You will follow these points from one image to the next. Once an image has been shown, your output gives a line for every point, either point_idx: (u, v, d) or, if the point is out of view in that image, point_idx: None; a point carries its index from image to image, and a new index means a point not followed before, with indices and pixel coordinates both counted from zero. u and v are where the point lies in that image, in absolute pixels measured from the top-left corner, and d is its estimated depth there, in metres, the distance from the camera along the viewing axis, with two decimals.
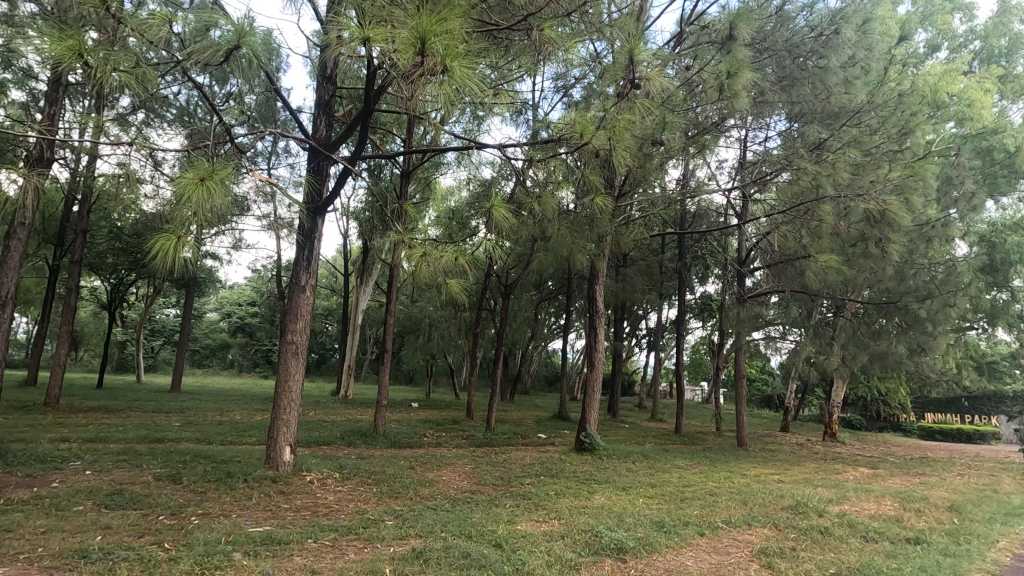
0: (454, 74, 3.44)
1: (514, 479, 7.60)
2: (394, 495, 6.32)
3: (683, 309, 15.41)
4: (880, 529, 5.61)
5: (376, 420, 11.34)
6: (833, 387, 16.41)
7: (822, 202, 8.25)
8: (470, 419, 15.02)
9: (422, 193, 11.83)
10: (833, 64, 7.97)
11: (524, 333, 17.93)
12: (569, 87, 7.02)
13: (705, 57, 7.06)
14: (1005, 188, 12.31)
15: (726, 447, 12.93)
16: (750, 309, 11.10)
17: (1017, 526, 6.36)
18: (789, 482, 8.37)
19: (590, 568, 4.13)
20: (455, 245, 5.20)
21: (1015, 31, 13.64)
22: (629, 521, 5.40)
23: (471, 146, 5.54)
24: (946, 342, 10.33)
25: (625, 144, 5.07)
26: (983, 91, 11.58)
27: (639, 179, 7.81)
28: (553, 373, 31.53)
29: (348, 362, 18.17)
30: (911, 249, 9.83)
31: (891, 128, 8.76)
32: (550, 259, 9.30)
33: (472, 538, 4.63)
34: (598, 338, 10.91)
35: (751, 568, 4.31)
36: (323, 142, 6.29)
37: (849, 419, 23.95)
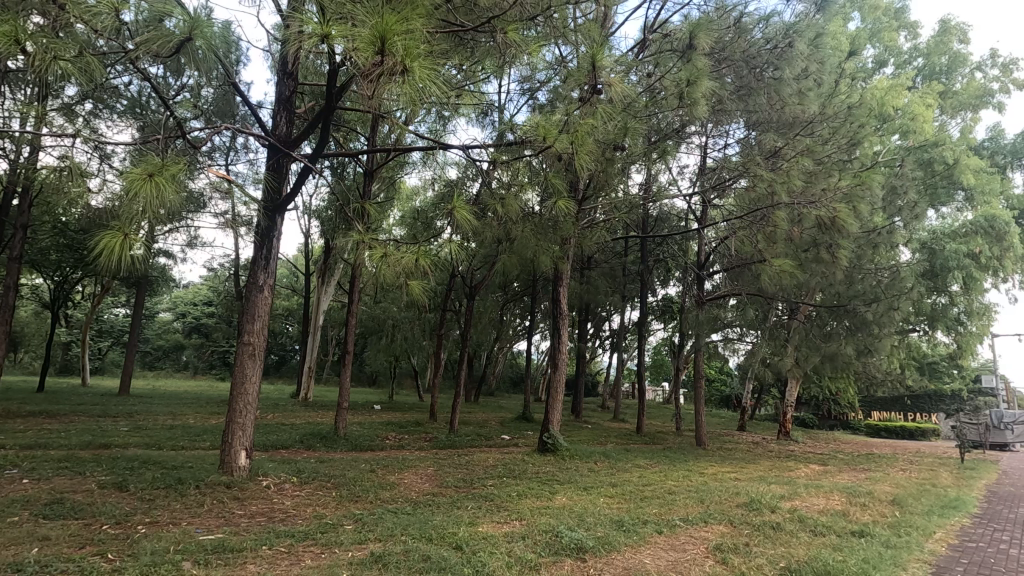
0: (415, 75, 3.42)
1: (477, 481, 7.58)
2: (354, 499, 6.22)
3: (646, 311, 15.67)
4: (828, 523, 5.84)
5: (336, 422, 11.11)
6: (787, 386, 16.99)
7: (777, 208, 8.53)
8: (434, 421, 14.89)
9: (386, 192, 11.67)
10: (787, 76, 8.24)
11: (488, 334, 17.94)
12: (535, 88, 7.01)
13: (666, 65, 7.07)
14: (945, 198, 13.01)
15: (685, 446, 13.18)
16: (708, 311, 11.38)
17: (953, 518, 6.72)
18: (744, 479, 8.65)
19: (549, 568, 4.15)
20: (419, 245, 5.15)
21: (954, 50, 14.47)
22: (589, 521, 5.46)
23: (436, 146, 5.55)
24: (890, 343, 10.82)
25: (588, 149, 5.15)
26: (925, 107, 12.22)
27: (602, 183, 7.91)
28: (517, 374, 31.61)
29: (308, 363, 17.78)
30: (858, 255, 10.28)
31: (841, 138, 9.17)
32: (514, 260, 9.31)
33: (432, 541, 4.60)
34: (562, 339, 11.02)
35: (707, 564, 4.41)
36: (284, 140, 6.14)
37: (803, 418, 24.84)
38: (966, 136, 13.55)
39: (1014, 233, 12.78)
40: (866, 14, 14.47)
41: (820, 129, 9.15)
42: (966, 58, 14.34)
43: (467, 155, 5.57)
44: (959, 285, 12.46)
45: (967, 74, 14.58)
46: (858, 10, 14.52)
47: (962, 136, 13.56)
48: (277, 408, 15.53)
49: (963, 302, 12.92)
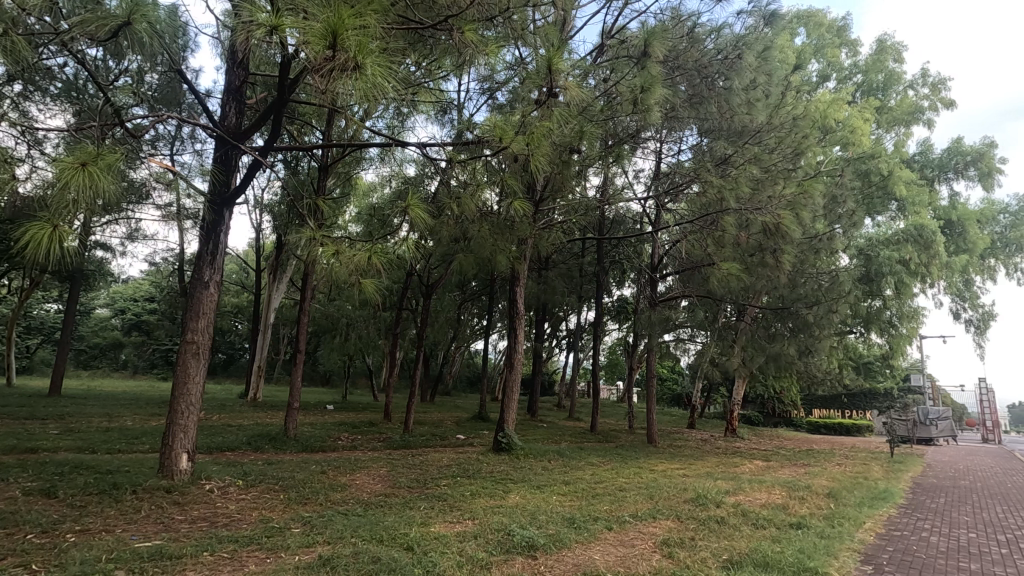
0: (368, 71, 3.40)
1: (430, 481, 7.52)
2: (302, 502, 6.07)
3: (601, 312, 15.90)
4: (768, 516, 6.11)
5: (286, 423, 10.78)
6: (735, 385, 17.63)
7: (726, 214, 8.88)
8: (388, 421, 14.69)
9: (341, 188, 11.43)
10: (736, 86, 8.53)
11: (445, 333, 17.86)
12: (494, 87, 7.00)
13: (622, 70, 7.28)
14: (880, 207, 13.79)
15: (637, 443, 13.48)
16: (660, 312, 11.71)
17: (881, 508, 7.15)
18: (692, 475, 8.91)
19: (500, 567, 4.17)
20: (373, 244, 5.09)
21: (890, 68, 15.37)
22: (541, 519, 5.52)
23: (393, 143, 5.51)
24: (829, 344, 11.36)
25: (543, 151, 5.21)
26: (863, 121, 12.95)
27: (559, 185, 8.00)
28: (474, 374, 31.55)
29: (257, 362, 17.20)
30: (801, 260, 10.79)
31: (787, 148, 9.56)
32: (471, 259, 9.31)
33: (383, 542, 4.55)
34: (519, 339, 11.09)
35: (653, 559, 4.54)
36: (232, 131, 5.93)
37: (748, 416, 25.81)
38: (898, 150, 14.41)
39: (940, 242, 13.65)
40: (810, 31, 15.16)
41: (767, 138, 9.52)
42: (900, 77, 15.25)
43: (424, 153, 5.57)
44: (891, 290, 13.26)
45: (900, 91, 15.50)
46: (803, 26, 15.19)
47: (896, 150, 14.43)
48: (223, 409, 14.97)
49: (895, 305, 13.74)
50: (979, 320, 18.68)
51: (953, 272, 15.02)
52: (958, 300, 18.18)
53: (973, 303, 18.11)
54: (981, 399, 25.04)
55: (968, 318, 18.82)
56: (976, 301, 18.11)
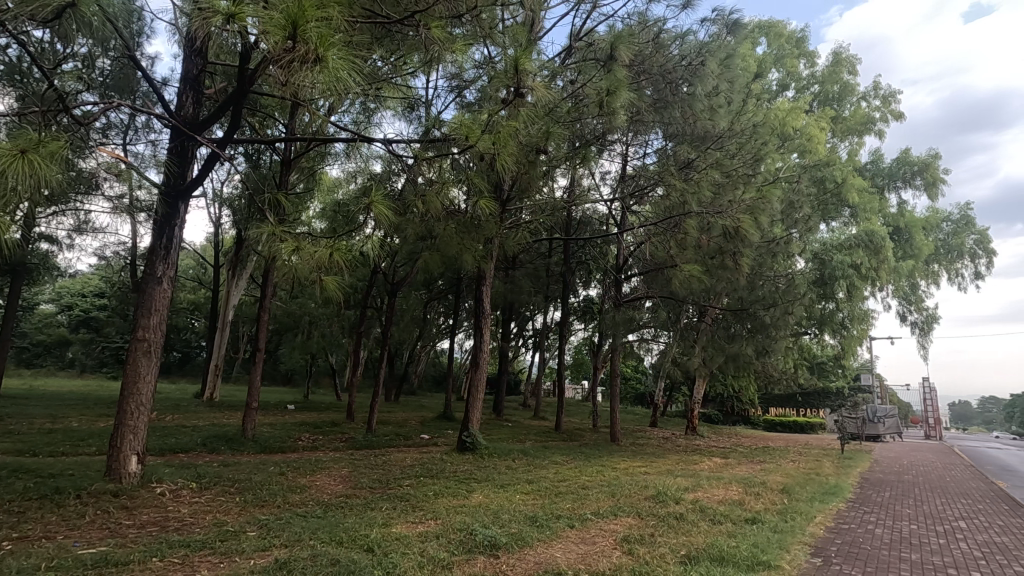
0: (329, 64, 3.36)
1: (393, 481, 7.44)
2: (259, 504, 5.91)
3: (567, 312, 16.01)
4: (725, 512, 6.28)
5: (244, 423, 10.49)
6: (695, 385, 18.06)
7: (688, 217, 9.02)
8: (351, 420, 14.50)
9: (306, 184, 11.19)
10: (699, 92, 8.72)
11: (410, 332, 17.71)
12: (462, 85, 6.95)
13: (588, 72, 7.37)
14: (834, 213, 14.33)
15: (600, 442, 13.66)
16: (624, 312, 11.93)
17: (831, 502, 7.46)
18: (653, 473, 9.08)
19: (462, 566, 4.15)
20: (336, 240, 5.00)
21: (845, 80, 15.99)
22: (504, 517, 5.54)
23: (358, 139, 5.46)
24: (785, 345, 11.72)
25: (509, 151, 5.23)
26: (819, 130, 13.46)
27: (526, 185, 8.02)
28: (440, 374, 31.35)
29: (214, 361, 16.67)
30: (759, 263, 11.11)
31: (747, 154, 9.83)
32: (437, 258, 9.26)
33: (343, 545, 4.47)
34: (484, 338, 11.10)
35: (614, 555, 4.61)
36: (189, 122, 5.73)
37: (708, 414, 26.46)
38: (851, 158, 15.03)
39: (889, 248, 14.29)
40: (771, 41, 15.64)
41: (729, 144, 9.77)
42: (853, 88, 15.89)
43: (389, 149, 5.55)
44: (843, 293, 13.82)
45: (854, 102, 16.16)
46: (764, 36, 15.67)
47: (849, 158, 15.05)
48: (177, 409, 14.48)
49: (847, 308, 14.31)
50: (924, 323, 19.64)
51: (899, 277, 15.74)
52: (904, 303, 19.08)
53: (918, 306, 19.04)
54: (924, 398, 26.36)
55: (914, 320, 19.76)
56: (921, 304, 19.05)
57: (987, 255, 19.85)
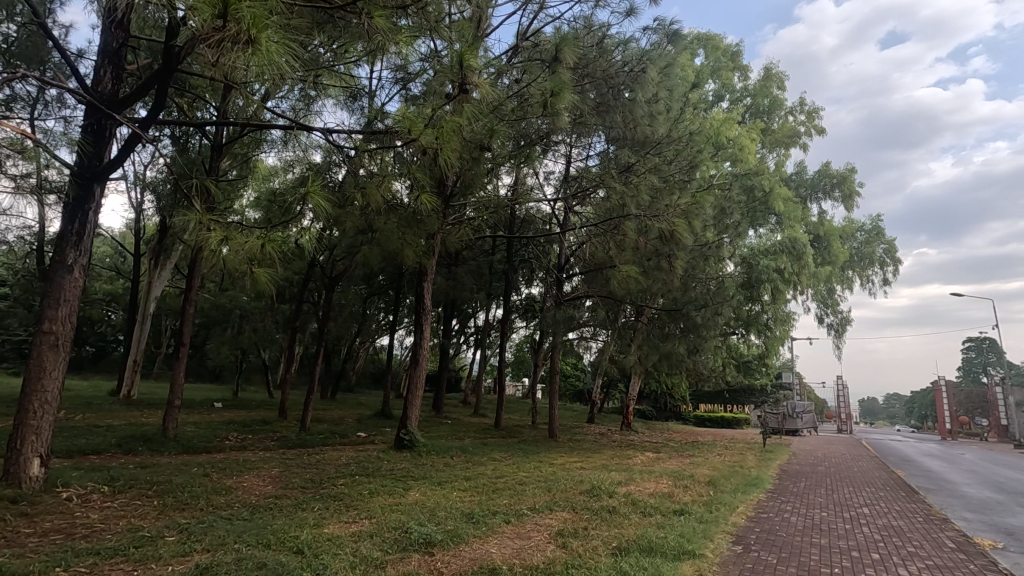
0: (263, 47, 3.24)
1: (326, 480, 7.24)
2: (180, 507, 5.61)
3: (509, 310, 16.09)
4: (655, 504, 6.52)
5: (165, 421, 9.88)
6: (631, 382, 18.60)
7: (626, 219, 9.36)
8: (283, 419, 13.96)
9: (238, 171, 10.66)
10: (640, 98, 8.95)
11: (348, 328, 17.26)
12: (406, 77, 6.82)
13: (533, 73, 7.44)
14: (762, 220, 15.13)
15: (538, 438, 13.84)
16: (564, 311, 12.14)
17: (752, 493, 7.91)
18: (589, 468, 9.30)
19: (395, 565, 4.10)
20: (269, 232, 4.81)
21: (774, 94, 16.92)
22: (440, 515, 5.51)
23: (296, 127, 5.30)
24: (714, 344, 12.27)
25: (453, 146, 5.22)
26: (750, 141, 14.20)
27: (469, 182, 7.99)
28: (379, 371, 30.74)
29: (132, 356, 15.59)
30: (692, 265, 11.55)
31: (683, 160, 10.19)
32: (376, 252, 9.07)
33: (270, 547, 4.30)
34: (424, 334, 10.99)
35: (548, 549, 4.70)
36: (106, 99, 5.31)
37: (643, 411, 27.39)
38: (778, 169, 15.95)
39: (810, 254, 15.27)
40: (709, 53, 16.32)
41: (666, 150, 10.11)
42: (782, 103, 16.85)
43: (329, 139, 5.47)
44: (768, 296, 14.63)
45: (781, 116, 17.17)
46: (703, 48, 16.35)
47: (777, 168, 15.96)
48: (88, 407, 13.45)
49: (771, 310, 15.13)
50: (838, 325, 21.12)
51: (818, 281, 16.86)
52: (822, 306, 20.44)
53: (833, 309, 20.46)
54: (838, 394, 28.38)
55: (830, 322, 21.22)
56: (836, 307, 20.46)
57: (894, 263, 21.58)
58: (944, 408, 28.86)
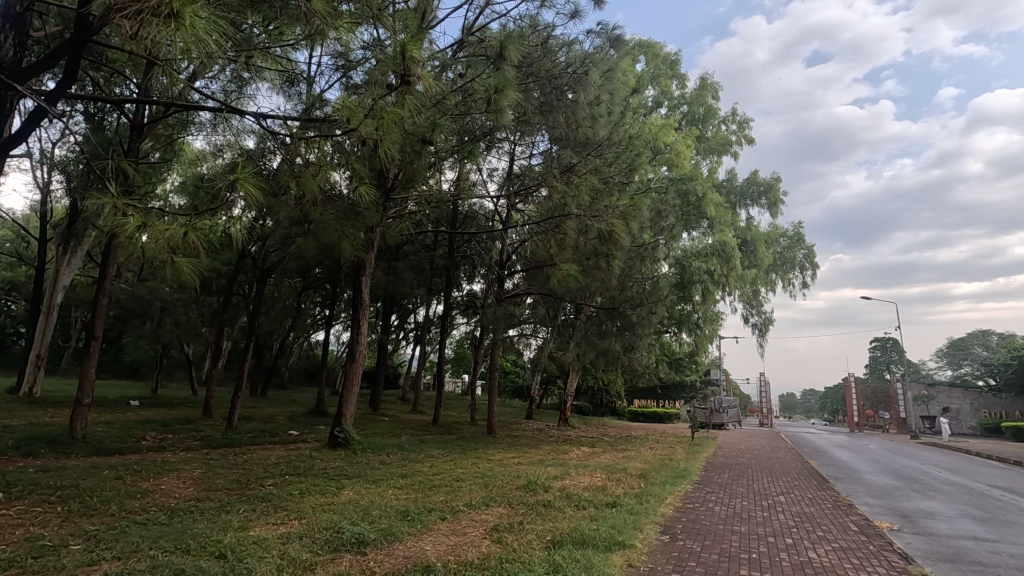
0: (188, 20, 3.05)
1: (253, 481, 6.93)
2: (87, 513, 5.20)
3: (449, 306, 15.97)
4: (588, 497, 6.68)
5: (72, 421, 9.13)
6: (568, 378, 18.92)
7: (567, 219, 9.48)
8: (208, 417, 13.24)
9: (162, 153, 9.97)
10: (582, 100, 9.10)
11: (281, 322, 16.58)
12: (347, 64, 6.57)
13: (477, 68, 7.40)
14: (695, 223, 15.78)
15: (476, 435, 13.82)
16: (505, 307, 12.17)
17: (680, 485, 8.27)
18: (526, 463, 9.40)
19: (326, 566, 3.98)
20: (194, 220, 4.54)
21: (709, 104, 17.66)
22: (374, 513, 5.41)
23: (226, 109, 5.03)
24: (648, 342, 12.72)
25: (393, 138, 5.11)
26: (686, 147, 14.77)
27: (411, 175, 7.83)
28: (313, 366, 29.72)
29: (36, 350, 14.29)
30: (629, 265, 11.83)
31: (622, 163, 10.44)
32: (312, 244, 8.74)
33: (189, 553, 4.07)
34: (361, 330, 10.72)
35: (482, 544, 4.71)
36: (8, 67, 4.80)
37: (580, 407, 27.98)
38: (710, 175, 16.68)
39: (737, 257, 16.07)
40: (649, 60, 16.83)
41: (607, 152, 10.31)
42: (716, 112, 17.60)
43: (262, 125, 5.21)
44: (699, 296, 15.29)
45: (715, 124, 17.95)
46: (643, 54, 16.84)
47: (710, 174, 16.69)
48: None
49: (701, 310, 15.81)
50: (762, 325, 22.38)
51: (745, 283, 17.78)
52: (748, 307, 21.59)
53: (758, 310, 21.65)
54: (760, 390, 30.12)
55: (754, 322, 22.44)
56: (761, 308, 21.67)
57: (812, 267, 23.07)
58: (853, 403, 31.23)
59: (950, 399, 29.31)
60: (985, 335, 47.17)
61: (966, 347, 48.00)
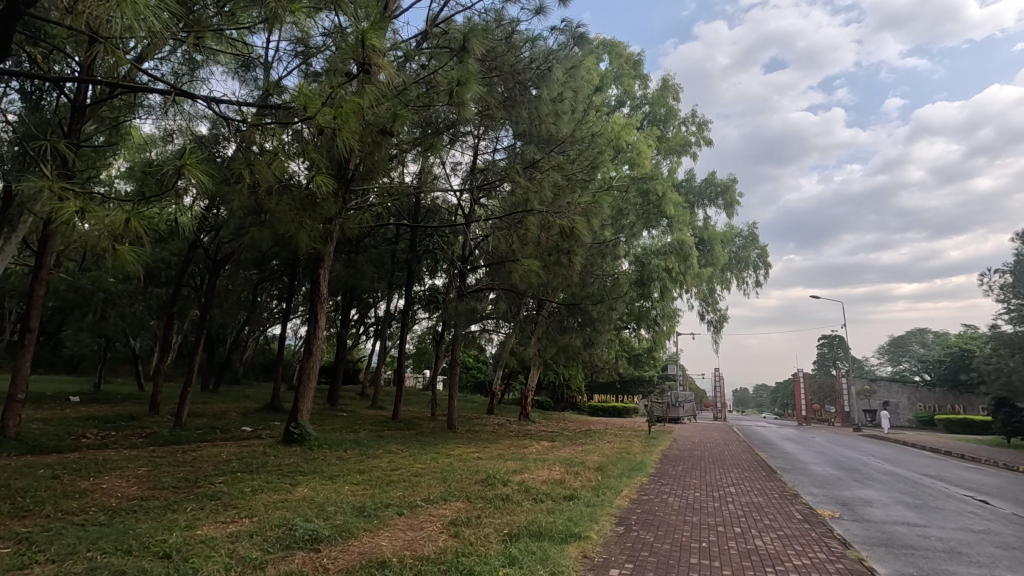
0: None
1: (201, 479, 6.70)
2: (19, 515, 4.91)
3: (411, 300, 15.81)
4: (546, 491, 6.75)
5: (4, 419, 8.59)
6: (529, 373, 19.01)
7: (530, 215, 9.48)
8: (155, 414, 12.71)
9: (107, 137, 9.48)
10: (545, 96, 9.17)
11: (235, 315, 16.06)
12: (306, 50, 6.32)
13: (440, 60, 7.32)
14: (655, 223, 16.04)
15: (437, 430, 13.75)
16: (467, 302, 12.14)
17: (636, 477, 8.46)
18: (486, 458, 9.42)
19: (276, 564, 3.88)
20: (139, 206, 4.33)
21: (670, 105, 18.02)
22: (329, 510, 5.32)
23: (175, 92, 4.83)
24: (607, 338, 12.93)
25: (352, 128, 4.99)
26: (647, 147, 15.03)
27: (372, 167, 7.69)
28: (269, 361, 28.91)
29: None
30: (591, 263, 11.94)
31: (585, 161, 10.55)
32: (268, 235, 8.50)
33: (130, 554, 3.90)
34: (319, 324, 10.48)
35: (440, 539, 4.70)
36: None
37: (541, 402, 28.23)
38: (670, 175, 17.04)
39: (695, 256, 16.47)
40: (613, 59, 17.01)
41: (570, 150, 10.44)
42: (676, 113, 17.98)
43: (215, 110, 5.01)
44: (657, 293, 15.65)
45: (675, 125, 18.32)
46: (607, 54, 17.01)
47: (669, 174, 17.05)
48: None
49: (660, 307, 16.17)
50: (717, 322, 23.04)
51: (701, 281, 18.27)
52: (704, 304, 22.20)
53: (713, 307, 22.28)
54: (715, 385, 31.05)
55: (710, 319, 23.09)
56: (716, 306, 22.30)
57: (765, 267, 23.88)
58: (801, 398, 32.59)
59: (890, 393, 30.54)
60: (921, 332, 50.11)
61: (905, 344, 50.73)
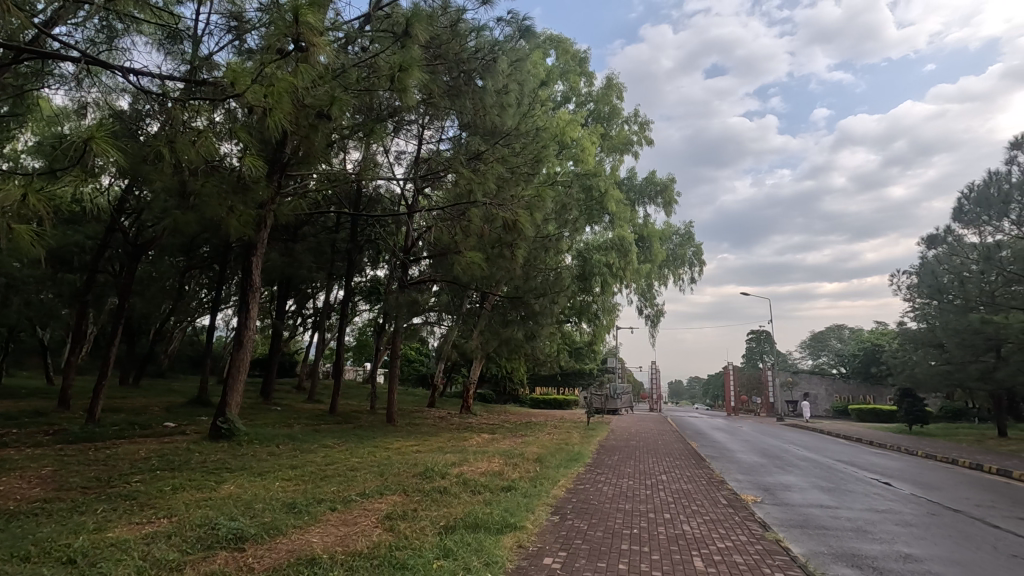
0: None
1: (116, 478, 6.26)
2: None
3: (350, 290, 15.37)
4: (484, 482, 6.76)
5: None
6: (472, 366, 18.94)
7: (473, 206, 9.53)
8: (65, 410, 11.76)
9: (10, 106, 8.60)
10: (490, 87, 9.07)
11: (159, 305, 15.07)
12: (239, 25, 5.95)
13: (381, 45, 7.07)
14: (597, 219, 16.25)
15: (375, 424, 13.48)
16: (408, 294, 11.97)
17: (573, 467, 8.61)
18: (425, 451, 9.31)
19: (196, 565, 3.68)
20: (40, 182, 3.94)
21: (614, 104, 18.38)
22: (257, 507, 5.10)
23: (89, 61, 4.45)
24: (548, 330, 13.08)
25: (285, 108, 4.76)
26: (591, 143, 15.26)
27: (309, 152, 7.39)
28: (198, 354, 27.44)
29: None
30: (534, 256, 12.01)
31: (529, 154, 10.59)
32: (195, 220, 8.01)
33: (28, 561, 3.60)
34: (251, 314, 10.00)
35: (373, 534, 4.59)
36: None
37: (483, 394, 28.28)
38: (613, 172, 17.38)
39: (634, 252, 16.72)
40: (559, 55, 17.04)
41: (514, 142, 10.42)
42: (619, 112, 18.36)
43: (134, 83, 4.64)
44: (598, 287, 15.99)
45: (618, 124, 18.71)
46: (554, 49, 17.09)
47: (611, 171, 17.40)
48: None
49: (600, 301, 16.54)
50: (654, 317, 23.81)
51: (640, 277, 18.79)
52: (643, 299, 22.86)
53: (651, 302, 22.97)
54: (652, 377, 32.13)
55: (648, 314, 23.80)
56: (654, 301, 23.00)
57: (700, 264, 24.84)
58: (731, 390, 34.30)
59: (810, 385, 32.65)
60: (839, 329, 53.78)
61: (824, 339, 54.33)
